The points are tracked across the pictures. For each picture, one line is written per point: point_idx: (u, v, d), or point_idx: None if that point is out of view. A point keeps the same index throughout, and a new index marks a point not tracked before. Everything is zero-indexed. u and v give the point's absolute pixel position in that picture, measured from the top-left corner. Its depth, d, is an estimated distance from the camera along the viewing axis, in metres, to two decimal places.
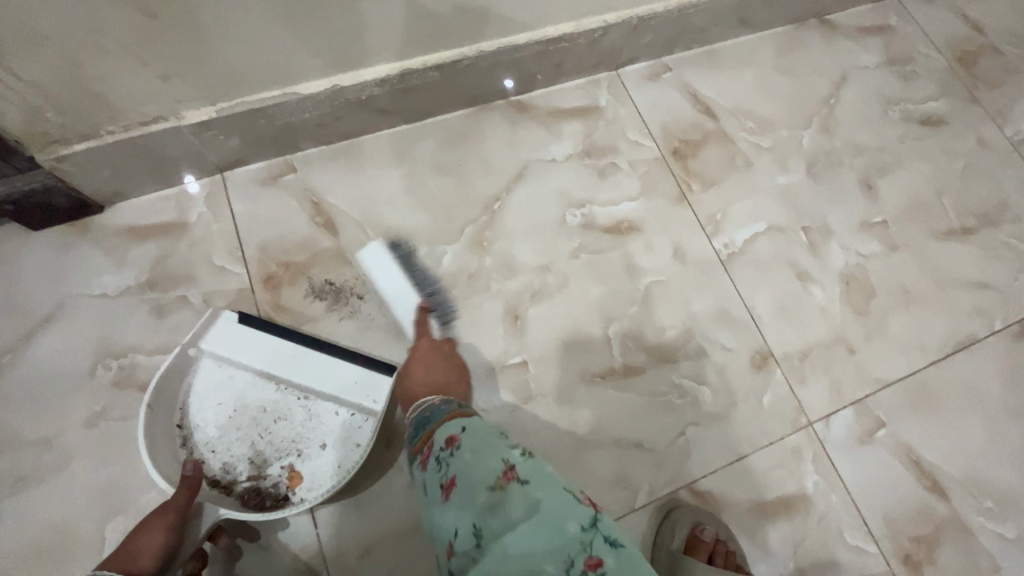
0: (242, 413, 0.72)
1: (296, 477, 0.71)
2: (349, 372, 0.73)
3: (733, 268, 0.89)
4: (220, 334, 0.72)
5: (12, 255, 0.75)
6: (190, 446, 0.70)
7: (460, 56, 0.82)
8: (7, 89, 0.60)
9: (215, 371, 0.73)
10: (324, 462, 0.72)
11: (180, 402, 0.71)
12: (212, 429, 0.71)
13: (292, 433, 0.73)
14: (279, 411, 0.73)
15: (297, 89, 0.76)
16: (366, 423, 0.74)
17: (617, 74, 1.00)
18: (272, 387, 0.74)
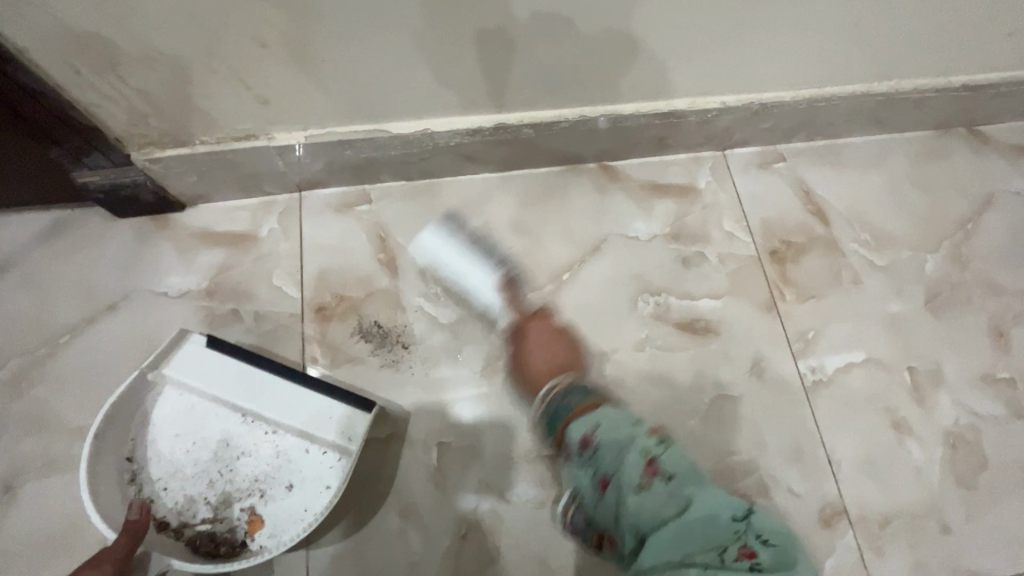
0: (201, 447, 0.69)
1: (255, 522, 0.67)
2: (321, 406, 0.69)
3: (816, 398, 0.78)
4: (185, 360, 0.69)
5: (94, 239, 0.78)
6: (140, 483, 0.67)
7: (559, 118, 0.77)
8: (117, 93, 0.61)
9: (176, 400, 0.70)
10: (289, 506, 0.67)
11: (136, 432, 0.68)
12: (168, 463, 0.68)
13: (253, 472, 0.68)
14: (243, 446, 0.69)
15: (388, 127, 0.74)
16: (337, 464, 0.69)
17: (723, 155, 0.92)
18: (237, 419, 0.70)
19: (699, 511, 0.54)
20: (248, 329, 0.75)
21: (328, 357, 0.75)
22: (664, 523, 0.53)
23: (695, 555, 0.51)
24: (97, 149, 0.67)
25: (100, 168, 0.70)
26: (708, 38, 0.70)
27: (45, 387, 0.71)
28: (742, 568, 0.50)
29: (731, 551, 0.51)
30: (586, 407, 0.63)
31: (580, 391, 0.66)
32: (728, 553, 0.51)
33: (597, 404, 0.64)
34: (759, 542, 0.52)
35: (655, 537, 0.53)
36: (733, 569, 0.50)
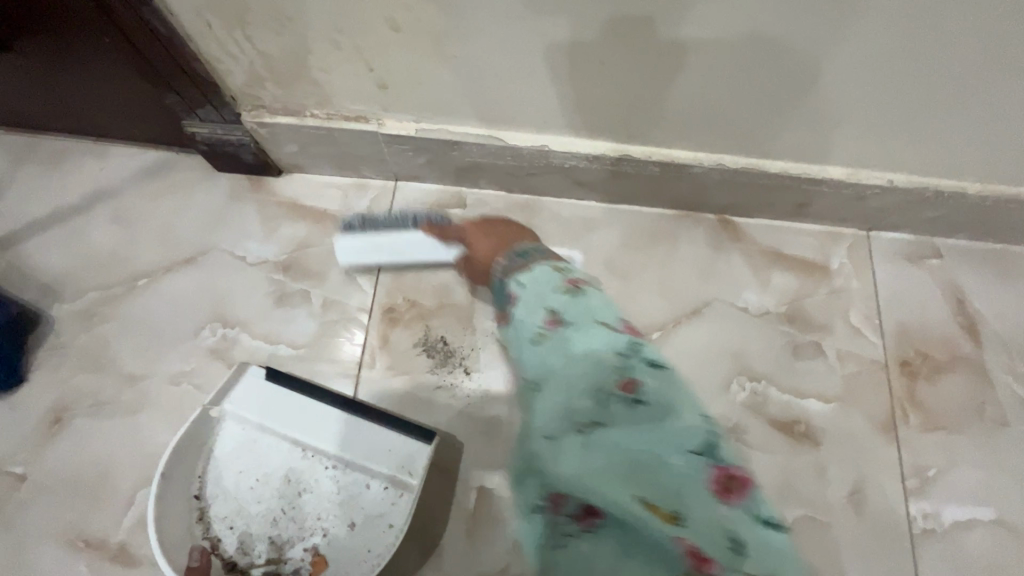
0: (265, 484, 0.64)
1: (319, 563, 0.62)
2: (382, 438, 0.64)
3: (922, 550, 0.65)
4: (247, 394, 0.66)
5: (190, 187, 0.77)
6: (206, 522, 0.63)
7: (693, 161, 0.68)
8: (241, 53, 0.58)
9: (239, 434, 0.66)
10: (352, 545, 0.62)
11: (200, 467, 0.64)
12: (232, 499, 0.64)
13: (315, 511, 0.64)
14: (304, 482, 0.65)
15: (504, 136, 0.67)
16: (402, 498, 0.63)
17: (866, 236, 0.79)
18: (299, 454, 0.66)
19: (619, 408, 0.56)
20: (314, 314, 0.72)
21: (387, 364, 0.70)
22: (621, 447, 0.55)
23: (620, 430, 0.56)
24: (211, 103, 0.65)
25: (209, 121, 0.68)
26: (898, 107, 0.58)
27: (113, 326, 0.70)
28: (626, 406, 0.56)
29: (613, 385, 0.57)
30: (521, 268, 0.66)
31: (522, 252, 0.68)
32: (637, 427, 0.56)
33: (535, 263, 0.66)
34: (653, 383, 0.59)
35: (555, 409, 0.59)
36: (619, 410, 0.56)
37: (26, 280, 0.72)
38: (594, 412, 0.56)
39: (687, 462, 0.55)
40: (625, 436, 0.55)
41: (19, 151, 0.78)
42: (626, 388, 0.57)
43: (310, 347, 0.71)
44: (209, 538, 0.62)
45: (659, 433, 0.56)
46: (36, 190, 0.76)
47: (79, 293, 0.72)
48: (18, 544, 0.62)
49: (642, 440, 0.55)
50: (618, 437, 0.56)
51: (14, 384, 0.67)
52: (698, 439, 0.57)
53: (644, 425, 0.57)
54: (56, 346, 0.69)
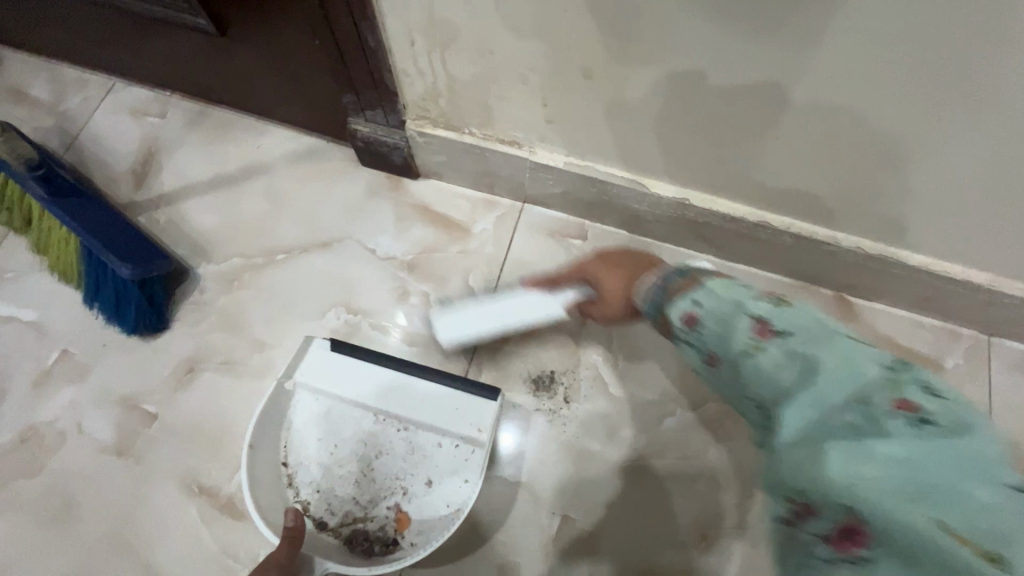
0: (343, 448, 0.68)
1: (403, 520, 0.65)
2: (450, 398, 0.66)
3: None
4: (315, 363, 0.68)
5: (335, 177, 0.82)
6: (295, 487, 0.66)
7: (829, 239, 0.68)
8: (430, 70, 0.62)
9: (312, 403, 0.68)
10: (431, 503, 0.66)
11: (281, 437, 0.67)
12: (314, 464, 0.67)
13: (392, 472, 0.67)
14: (379, 445, 0.68)
15: (647, 183, 0.69)
16: (476, 454, 0.66)
17: (988, 341, 0.77)
18: (371, 417, 0.68)
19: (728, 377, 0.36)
20: (430, 316, 0.75)
21: (491, 377, 0.73)
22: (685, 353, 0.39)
23: (799, 396, 0.32)
24: (383, 108, 0.70)
25: (373, 122, 0.73)
26: None
27: (250, 293, 0.76)
28: (776, 354, 0.34)
29: (745, 330, 0.35)
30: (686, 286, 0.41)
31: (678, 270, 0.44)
32: (809, 376, 0.32)
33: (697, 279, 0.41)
34: (812, 332, 0.34)
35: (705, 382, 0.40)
36: (896, 430, 0.29)
37: (181, 236, 0.79)
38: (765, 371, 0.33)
39: (907, 420, 0.30)
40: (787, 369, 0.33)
41: (191, 117, 0.85)
42: (692, 319, 0.38)
43: (422, 347, 0.74)
44: (299, 502, 0.66)
45: (819, 381, 0.32)
46: (201, 156, 0.83)
47: (225, 257, 0.78)
48: (142, 478, 0.67)
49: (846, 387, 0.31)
50: (761, 371, 0.34)
51: (160, 329, 0.73)
52: (961, 418, 0.30)
53: (806, 367, 0.32)
54: (198, 302, 0.75)
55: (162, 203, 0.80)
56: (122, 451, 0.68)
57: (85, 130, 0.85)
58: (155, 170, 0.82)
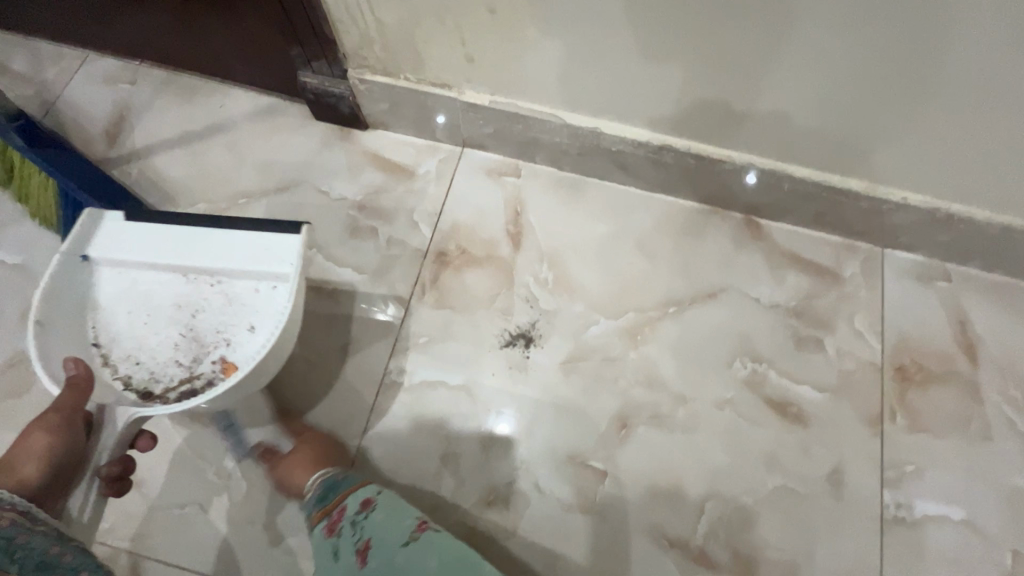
0: (156, 315, 0.71)
1: (230, 365, 0.69)
2: (252, 240, 0.70)
3: (890, 535, 0.71)
4: (108, 233, 0.71)
5: (291, 130, 0.91)
6: (112, 366, 0.69)
7: (724, 158, 0.78)
8: (362, 18, 0.71)
9: (117, 278, 0.71)
10: (250, 345, 0.70)
11: (94, 320, 0.70)
12: (125, 339, 0.70)
13: (209, 325, 0.71)
14: (194, 304, 0.72)
15: (563, 115, 0.78)
16: (281, 286, 0.70)
17: (882, 253, 0.85)
18: (179, 279, 0.72)
19: None
20: (379, 248, 0.84)
21: (433, 297, 0.81)
22: None
23: None
24: (326, 58, 0.78)
25: (320, 74, 0.82)
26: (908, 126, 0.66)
27: None
28: None
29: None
30: None
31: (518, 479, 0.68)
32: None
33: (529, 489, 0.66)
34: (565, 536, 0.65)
35: None
36: None
37: (152, 186, 0.87)
38: None
39: None
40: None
41: (159, 83, 0.93)
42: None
43: (372, 274, 0.82)
44: (118, 377, 0.69)
45: None
46: (168, 116, 0.91)
47: (191, 203, 0.86)
48: None
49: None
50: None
51: None
52: None
53: None
54: None
55: (133, 157, 0.89)
56: None
57: (61, 97, 0.93)
58: (127, 130, 0.90)
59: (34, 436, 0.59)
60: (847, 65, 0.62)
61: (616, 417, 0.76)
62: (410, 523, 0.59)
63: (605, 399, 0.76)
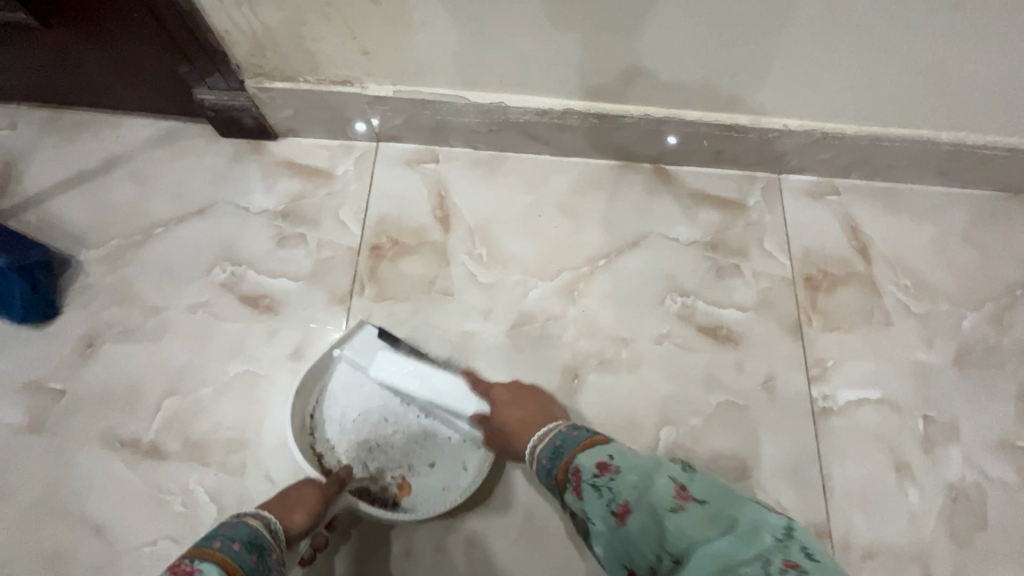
0: (364, 418, 0.76)
1: (405, 487, 0.74)
2: None
3: (822, 424, 0.80)
4: (362, 342, 0.75)
5: (197, 151, 0.88)
6: (317, 437, 0.75)
7: (624, 112, 0.83)
8: (247, 26, 0.71)
9: (348, 374, 0.77)
10: (430, 481, 0.74)
11: (317, 396, 0.76)
12: (339, 428, 0.75)
13: (402, 447, 0.75)
14: (398, 424, 0.76)
15: (467, 95, 0.81)
16: (470, 446, 0.75)
17: (777, 178, 0.94)
18: (396, 401, 0.76)
19: (590, 498, 0.50)
20: (310, 253, 0.84)
21: (374, 290, 0.83)
22: (672, 537, 0.43)
23: (664, 516, 0.44)
24: (219, 72, 0.77)
25: (216, 88, 0.80)
26: (774, 58, 0.73)
27: (135, 267, 0.81)
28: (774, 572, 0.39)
29: (669, 491, 0.46)
30: (584, 444, 0.56)
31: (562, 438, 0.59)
32: (715, 526, 0.43)
33: (567, 454, 0.56)
34: (639, 481, 0.48)
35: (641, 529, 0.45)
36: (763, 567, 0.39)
37: (55, 231, 0.83)
38: (647, 498, 0.46)
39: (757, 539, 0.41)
40: (635, 478, 0.48)
41: (44, 123, 0.89)
42: (623, 515, 0.46)
43: (308, 279, 0.82)
44: (316, 451, 0.74)
45: (655, 496, 0.46)
46: (61, 157, 0.87)
47: (103, 241, 0.82)
48: (63, 446, 0.72)
49: (741, 549, 0.41)
50: (672, 532, 0.43)
51: (51, 318, 0.77)
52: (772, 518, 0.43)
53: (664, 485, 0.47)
54: (86, 285, 0.80)
55: (30, 205, 0.84)
56: (36, 429, 0.73)
57: None
58: (16, 177, 0.86)
59: (307, 491, 0.67)
60: (714, 13, 0.67)
61: (567, 369, 0.80)
62: (587, 471, 0.52)
63: (554, 355, 0.81)
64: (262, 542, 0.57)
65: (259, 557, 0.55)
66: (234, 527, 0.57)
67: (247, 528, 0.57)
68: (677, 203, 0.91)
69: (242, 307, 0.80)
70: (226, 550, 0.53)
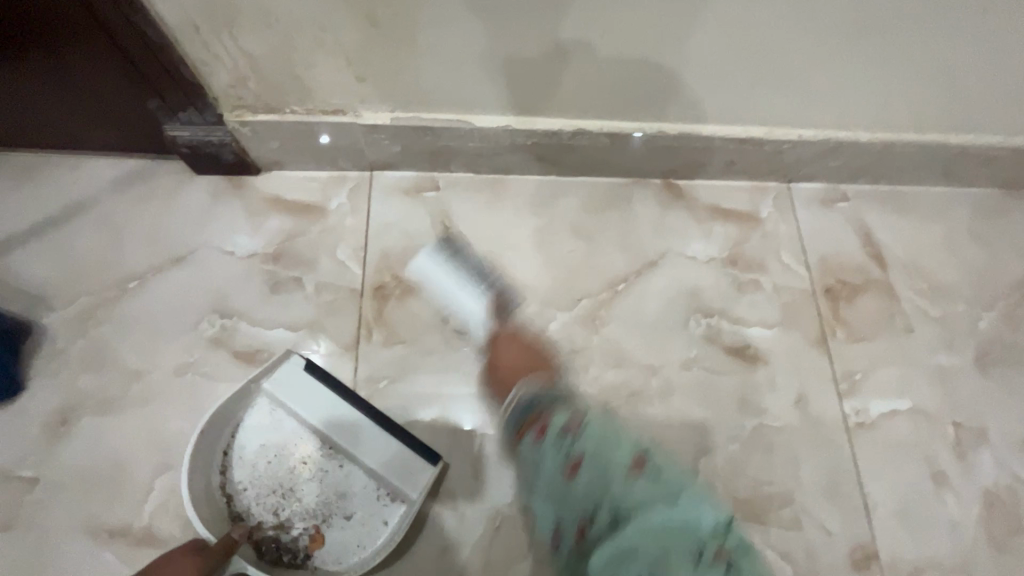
0: (279, 460, 0.69)
1: (318, 539, 0.67)
2: (397, 452, 0.67)
3: (858, 439, 0.78)
4: (284, 377, 0.69)
5: (170, 191, 0.80)
6: (227, 474, 0.68)
7: (637, 130, 0.79)
8: (228, 54, 0.64)
9: (268, 411, 0.70)
10: (346, 538, 0.67)
11: (229, 435, 0.69)
12: (249, 470, 0.68)
13: (316, 497, 0.68)
14: (316, 470, 0.69)
15: (471, 119, 0.76)
16: (391, 500, 0.68)
17: (788, 187, 0.92)
18: (317, 446, 0.70)
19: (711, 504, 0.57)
20: (309, 298, 0.77)
21: (382, 335, 0.76)
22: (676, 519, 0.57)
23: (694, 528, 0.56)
24: (194, 105, 0.69)
25: (191, 124, 0.72)
26: (791, 67, 0.71)
27: (110, 327, 0.72)
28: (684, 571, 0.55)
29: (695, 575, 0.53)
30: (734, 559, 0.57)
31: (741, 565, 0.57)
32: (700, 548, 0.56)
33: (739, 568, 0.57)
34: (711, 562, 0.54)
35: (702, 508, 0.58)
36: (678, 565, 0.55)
37: (12, 292, 0.73)
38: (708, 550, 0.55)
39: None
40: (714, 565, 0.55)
41: None
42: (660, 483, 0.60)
43: (308, 327, 0.75)
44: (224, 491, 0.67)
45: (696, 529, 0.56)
46: (12, 207, 0.77)
47: (69, 300, 0.73)
48: (43, 541, 0.63)
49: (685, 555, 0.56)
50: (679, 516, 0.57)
51: (14, 394, 0.68)
52: None
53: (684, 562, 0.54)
54: (54, 352, 0.71)
55: None
56: (11, 523, 0.64)
57: None
58: None
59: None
60: (730, 25, 0.65)
61: (597, 404, 0.76)
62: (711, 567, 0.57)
63: (581, 391, 0.76)
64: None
65: None
66: None
67: None
68: (692, 219, 0.88)
69: (237, 363, 0.72)
70: None
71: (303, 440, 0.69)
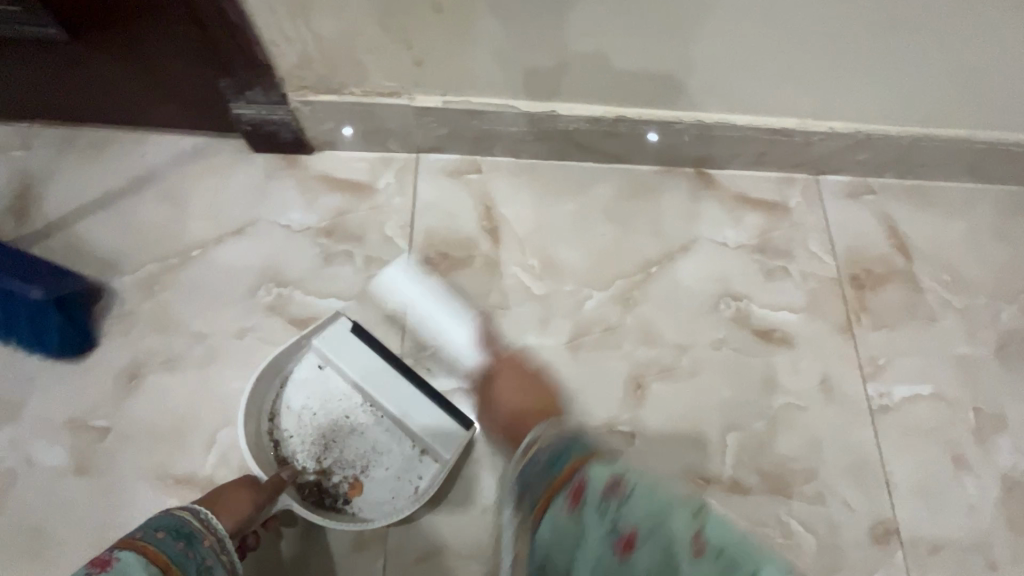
0: (324, 413, 0.74)
1: (357, 487, 0.72)
2: (434, 412, 0.72)
3: (880, 421, 0.81)
4: (331, 336, 0.74)
5: (229, 167, 0.84)
6: (275, 421, 0.73)
7: (673, 119, 0.83)
8: (298, 37, 0.68)
9: (316, 366, 0.75)
10: (382, 487, 0.72)
11: (279, 387, 0.74)
12: (296, 420, 0.73)
13: (356, 449, 0.73)
14: (357, 424, 0.74)
15: (516, 105, 0.80)
16: (425, 456, 0.73)
17: (815, 179, 0.95)
18: (360, 402, 0.75)
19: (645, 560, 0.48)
20: (359, 271, 0.81)
21: None
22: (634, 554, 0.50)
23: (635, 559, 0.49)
24: (260, 84, 0.74)
25: (255, 103, 0.77)
26: (826, 63, 0.74)
27: (173, 292, 0.77)
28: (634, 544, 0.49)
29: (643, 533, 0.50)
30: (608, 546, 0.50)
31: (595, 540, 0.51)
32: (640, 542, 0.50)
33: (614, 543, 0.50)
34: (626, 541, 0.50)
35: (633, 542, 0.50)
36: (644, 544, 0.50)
37: (84, 257, 0.78)
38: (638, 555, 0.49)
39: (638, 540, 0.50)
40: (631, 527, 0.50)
41: (61, 142, 0.84)
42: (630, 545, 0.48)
43: (357, 298, 0.79)
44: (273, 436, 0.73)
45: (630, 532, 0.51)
46: (82, 178, 0.82)
47: (136, 266, 0.78)
48: (114, 486, 0.68)
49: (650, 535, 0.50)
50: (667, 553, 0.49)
51: (86, 351, 0.73)
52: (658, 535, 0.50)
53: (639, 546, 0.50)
54: (122, 314, 0.75)
55: (54, 230, 0.79)
56: (84, 469, 0.69)
57: None
58: (36, 202, 0.80)
59: (240, 496, 0.63)
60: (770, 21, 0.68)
61: (630, 379, 0.79)
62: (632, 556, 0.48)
63: (614, 366, 0.80)
64: (189, 528, 0.57)
65: (187, 543, 0.56)
66: (160, 518, 0.57)
67: (170, 518, 0.57)
68: (722, 207, 0.91)
69: (291, 330, 0.77)
70: (150, 539, 0.53)
71: (346, 396, 0.74)
